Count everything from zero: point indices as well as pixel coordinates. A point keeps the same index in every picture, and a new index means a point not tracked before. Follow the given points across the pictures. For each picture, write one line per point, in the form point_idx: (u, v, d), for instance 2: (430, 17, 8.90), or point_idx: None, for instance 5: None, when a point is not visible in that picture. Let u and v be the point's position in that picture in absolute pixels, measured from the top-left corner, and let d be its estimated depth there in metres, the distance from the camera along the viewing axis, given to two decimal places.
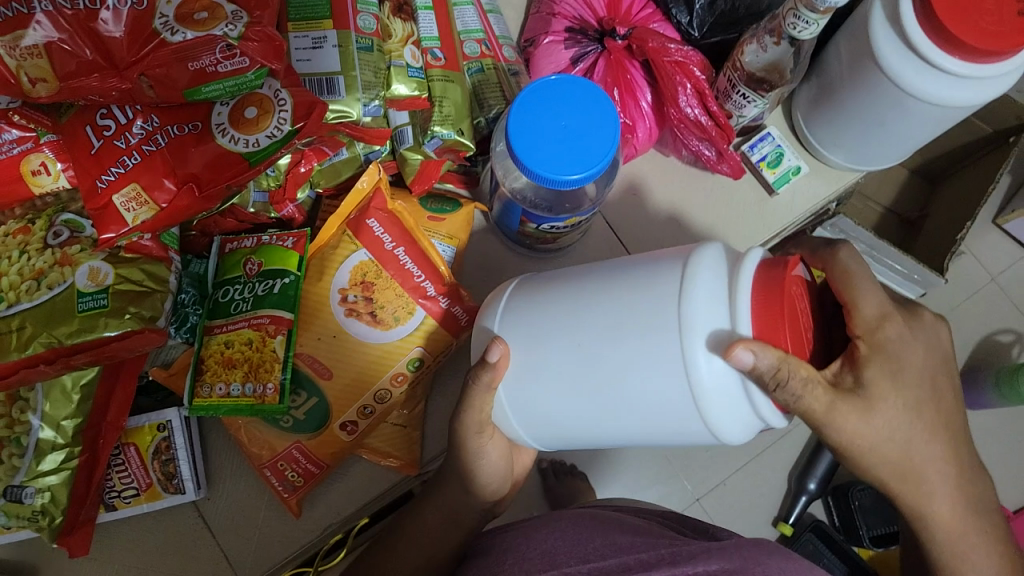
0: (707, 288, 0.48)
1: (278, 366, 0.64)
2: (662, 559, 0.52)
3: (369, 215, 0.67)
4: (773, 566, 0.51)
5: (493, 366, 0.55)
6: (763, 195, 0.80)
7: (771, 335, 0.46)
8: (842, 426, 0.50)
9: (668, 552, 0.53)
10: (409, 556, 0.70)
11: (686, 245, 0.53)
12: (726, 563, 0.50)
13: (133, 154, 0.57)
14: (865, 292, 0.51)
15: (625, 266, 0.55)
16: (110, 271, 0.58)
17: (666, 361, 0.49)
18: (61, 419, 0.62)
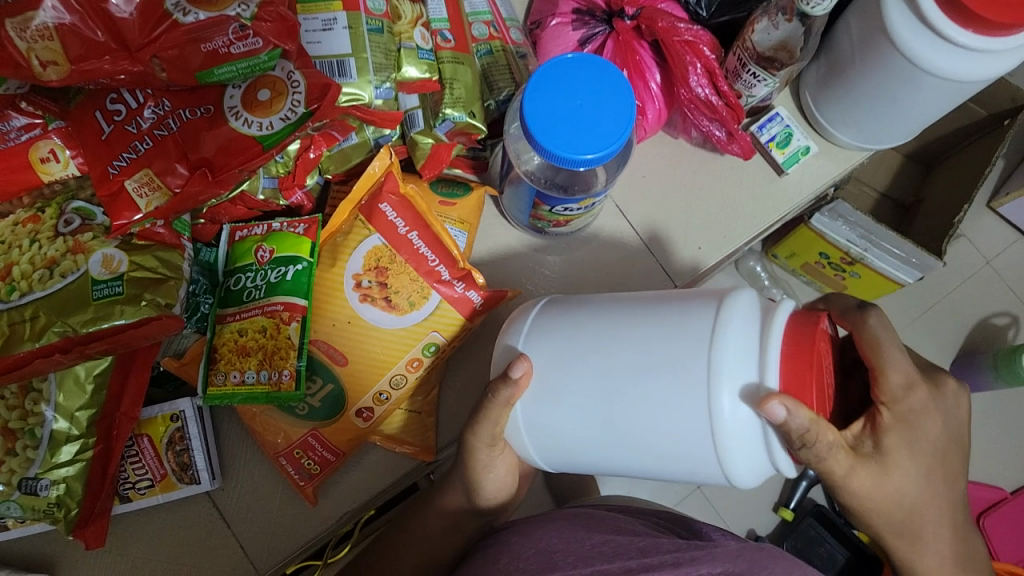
0: (738, 336, 0.48)
1: (293, 353, 0.63)
2: (664, 561, 0.52)
3: (381, 200, 0.66)
4: (777, 570, 0.52)
5: (514, 383, 0.54)
6: (772, 176, 0.80)
7: (800, 391, 0.45)
8: (855, 488, 0.51)
9: (671, 554, 0.53)
10: (407, 555, 0.69)
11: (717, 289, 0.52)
12: (730, 566, 0.52)
13: (144, 139, 0.56)
14: (892, 360, 0.50)
15: (650, 307, 0.54)
16: (124, 258, 0.58)
17: (690, 406, 0.49)
18: (75, 410, 0.61)
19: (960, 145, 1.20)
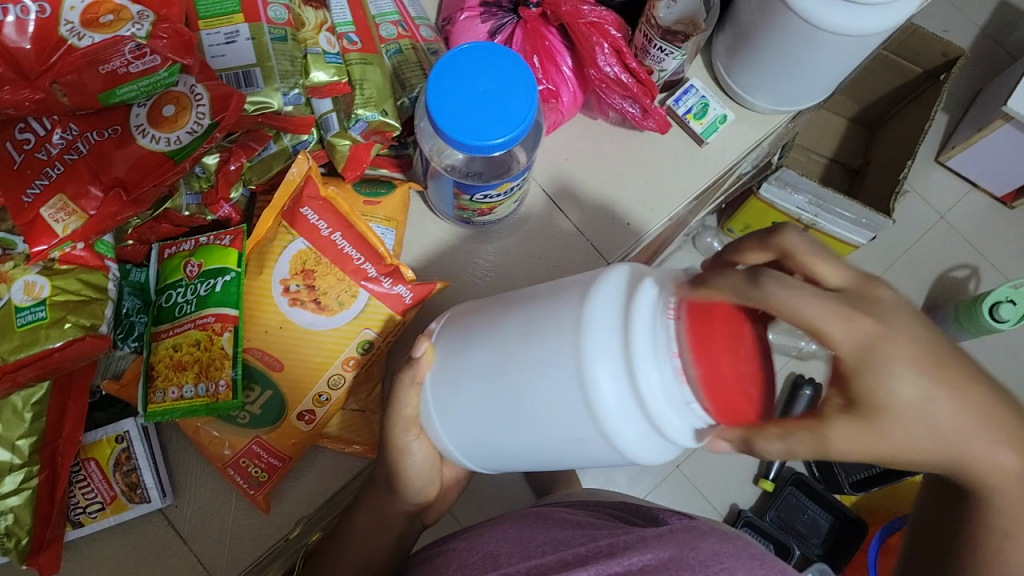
0: (602, 320, 0.47)
1: (229, 363, 0.64)
2: (599, 552, 0.51)
3: (303, 204, 0.68)
4: (705, 549, 0.50)
5: (417, 361, 0.58)
6: (693, 147, 0.81)
7: (704, 358, 0.41)
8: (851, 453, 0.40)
9: (606, 543, 0.52)
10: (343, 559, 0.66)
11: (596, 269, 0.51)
12: (661, 552, 0.49)
13: (55, 165, 0.56)
14: (821, 268, 0.42)
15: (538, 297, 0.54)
16: (45, 283, 0.58)
17: (564, 383, 0.49)
18: (16, 439, 0.62)
19: (899, 105, 1.22)
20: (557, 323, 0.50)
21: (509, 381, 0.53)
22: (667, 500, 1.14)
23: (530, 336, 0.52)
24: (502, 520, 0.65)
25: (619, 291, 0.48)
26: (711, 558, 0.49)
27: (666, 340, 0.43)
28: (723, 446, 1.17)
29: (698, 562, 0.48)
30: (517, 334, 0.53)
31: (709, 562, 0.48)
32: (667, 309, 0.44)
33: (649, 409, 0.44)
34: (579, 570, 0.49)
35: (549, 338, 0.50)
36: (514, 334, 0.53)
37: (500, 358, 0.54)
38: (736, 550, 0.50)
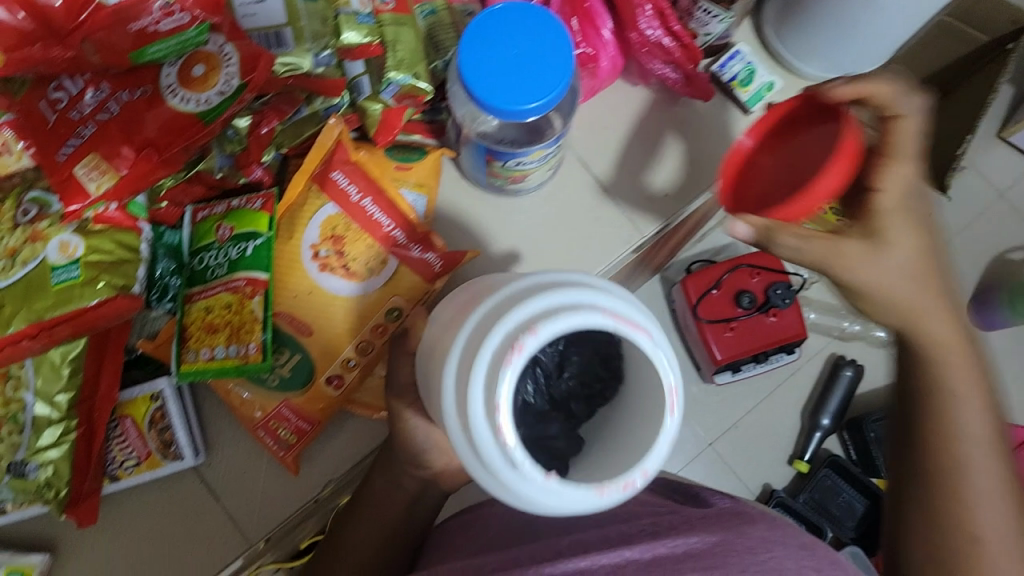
0: (488, 378, 0.40)
1: (258, 326, 0.64)
2: (642, 531, 0.51)
3: (333, 168, 0.68)
4: (755, 536, 0.50)
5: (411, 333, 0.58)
6: (738, 116, 0.78)
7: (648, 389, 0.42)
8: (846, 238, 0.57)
9: (648, 522, 0.52)
10: (368, 538, 0.64)
11: (500, 308, 0.43)
12: (708, 536, 0.49)
13: (87, 124, 0.57)
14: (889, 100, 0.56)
15: (452, 334, 0.46)
16: (79, 243, 0.59)
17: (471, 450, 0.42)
18: (55, 394, 0.63)
19: None
20: (449, 330, 0.47)
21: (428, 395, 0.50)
22: (699, 476, 1.12)
23: (439, 337, 0.48)
24: None
25: (510, 337, 0.41)
26: (759, 546, 0.49)
27: (499, 390, 0.39)
28: (759, 424, 1.15)
29: (746, 549, 0.48)
30: (437, 332, 0.49)
31: (758, 549, 0.49)
32: (509, 351, 0.40)
33: (499, 476, 0.40)
34: (622, 549, 0.49)
35: (439, 349, 0.47)
36: (434, 335, 0.49)
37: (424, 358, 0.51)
38: (785, 537, 0.50)
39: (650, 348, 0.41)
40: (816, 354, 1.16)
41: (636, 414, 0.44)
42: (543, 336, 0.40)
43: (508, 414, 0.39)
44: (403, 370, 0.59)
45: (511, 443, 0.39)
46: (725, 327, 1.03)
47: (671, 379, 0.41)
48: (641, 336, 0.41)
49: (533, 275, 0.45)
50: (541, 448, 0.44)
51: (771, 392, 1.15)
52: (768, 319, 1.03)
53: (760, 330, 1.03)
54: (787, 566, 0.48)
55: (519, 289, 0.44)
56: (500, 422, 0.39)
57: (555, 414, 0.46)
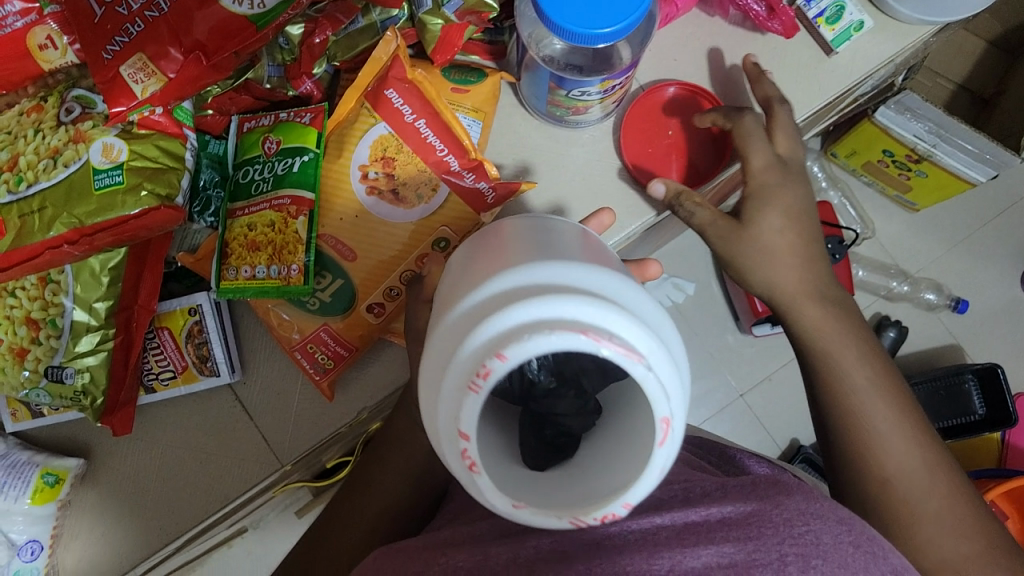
0: (451, 398, 0.37)
1: (301, 247, 0.62)
2: (674, 498, 0.49)
3: (388, 85, 0.64)
4: (792, 508, 0.46)
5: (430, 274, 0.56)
6: (819, 56, 0.73)
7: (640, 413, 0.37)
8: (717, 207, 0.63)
9: (680, 488, 0.50)
10: (394, 469, 0.62)
11: (475, 316, 0.38)
12: (743, 506, 0.46)
13: (136, 21, 0.53)
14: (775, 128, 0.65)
15: (438, 316, 0.43)
16: (123, 147, 0.57)
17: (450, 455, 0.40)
18: (93, 301, 0.62)
19: None
20: (445, 306, 0.43)
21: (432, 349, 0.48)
22: (730, 428, 1.10)
23: (442, 302, 0.45)
24: None
25: (475, 352, 0.37)
26: (796, 519, 0.44)
27: (463, 416, 0.36)
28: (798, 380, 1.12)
29: (782, 521, 0.44)
30: (444, 293, 0.46)
31: (795, 523, 0.44)
32: (475, 375, 0.36)
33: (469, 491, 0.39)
34: (651, 516, 0.45)
35: (435, 323, 0.44)
36: (448, 289, 0.46)
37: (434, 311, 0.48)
38: (823, 510, 0.46)
39: (646, 376, 0.36)
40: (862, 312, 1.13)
41: (636, 431, 0.39)
42: (512, 362, 0.35)
43: (472, 441, 0.36)
44: (424, 314, 0.57)
45: (477, 470, 0.37)
46: None
47: (666, 410, 0.36)
48: (631, 364, 0.35)
49: (527, 269, 0.39)
50: (548, 422, 0.43)
51: None
52: None
53: None
54: (826, 543, 0.43)
55: (507, 289, 0.39)
56: (466, 450, 0.37)
57: (564, 390, 0.43)
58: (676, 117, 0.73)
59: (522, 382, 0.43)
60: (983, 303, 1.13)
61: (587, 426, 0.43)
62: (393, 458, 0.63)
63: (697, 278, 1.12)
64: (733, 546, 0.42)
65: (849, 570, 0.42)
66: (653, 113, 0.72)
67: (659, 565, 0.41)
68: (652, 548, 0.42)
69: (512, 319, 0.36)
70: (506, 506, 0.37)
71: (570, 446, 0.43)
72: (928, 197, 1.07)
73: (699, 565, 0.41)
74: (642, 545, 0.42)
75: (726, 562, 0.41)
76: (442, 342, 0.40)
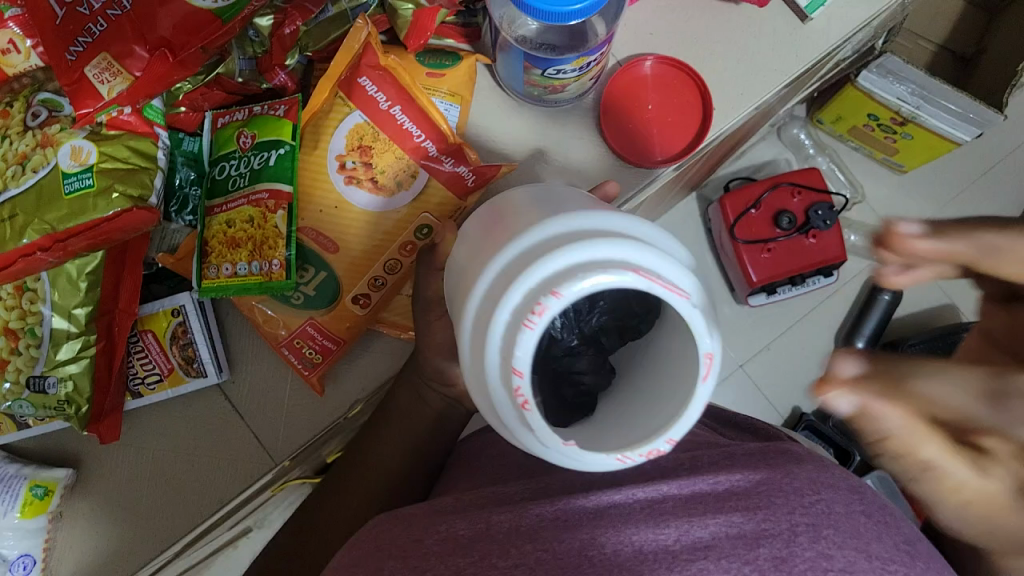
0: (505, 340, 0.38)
1: (281, 242, 0.61)
2: (680, 465, 0.48)
3: (361, 73, 0.63)
4: (803, 477, 0.45)
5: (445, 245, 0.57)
6: (795, 24, 0.72)
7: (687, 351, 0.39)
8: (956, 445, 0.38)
9: (687, 455, 0.49)
10: (389, 456, 0.63)
11: (522, 265, 0.40)
12: (753, 474, 0.45)
13: (98, 21, 0.52)
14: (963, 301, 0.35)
15: (472, 276, 0.44)
16: (92, 149, 0.55)
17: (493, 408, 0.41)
18: (72, 307, 0.61)
19: None
20: (477, 262, 0.44)
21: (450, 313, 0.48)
22: (728, 399, 1.11)
23: (467, 261, 0.46)
24: None
25: (530, 292, 0.38)
26: (806, 488, 0.44)
27: (519, 354, 0.37)
28: (794, 348, 1.12)
29: (792, 490, 0.44)
30: (465, 260, 0.47)
31: (805, 492, 0.44)
32: (530, 312, 0.37)
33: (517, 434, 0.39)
34: (658, 483, 0.45)
35: (466, 281, 0.44)
36: (465, 259, 0.47)
37: (453, 273, 0.48)
38: (835, 482, 0.45)
39: (692, 312, 0.38)
40: (856, 277, 1.12)
41: (672, 372, 0.41)
42: (567, 299, 0.37)
43: (526, 378, 0.37)
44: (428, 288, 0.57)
45: (529, 408, 0.38)
46: (763, 247, 0.98)
47: (711, 346, 0.38)
48: (677, 300, 0.37)
49: (566, 217, 0.41)
50: (566, 380, 0.46)
51: (805, 315, 1.12)
52: (806, 241, 0.98)
53: (801, 251, 0.98)
54: (835, 511, 0.43)
55: (547, 238, 0.40)
56: (517, 388, 0.37)
57: (585, 349, 0.47)
58: (658, 91, 0.72)
59: (544, 339, 0.46)
60: None
61: (603, 384, 0.47)
62: (393, 444, 0.63)
63: (690, 253, 1.12)
64: (743, 515, 0.41)
65: (861, 539, 0.42)
66: (637, 91, 0.72)
67: (665, 536, 0.41)
68: (658, 518, 0.42)
69: (562, 263, 0.38)
70: (556, 443, 0.37)
71: (588, 403, 0.46)
72: (915, 158, 1.06)
73: (707, 535, 0.40)
74: (649, 514, 0.42)
75: (735, 532, 0.40)
76: (484, 290, 0.41)
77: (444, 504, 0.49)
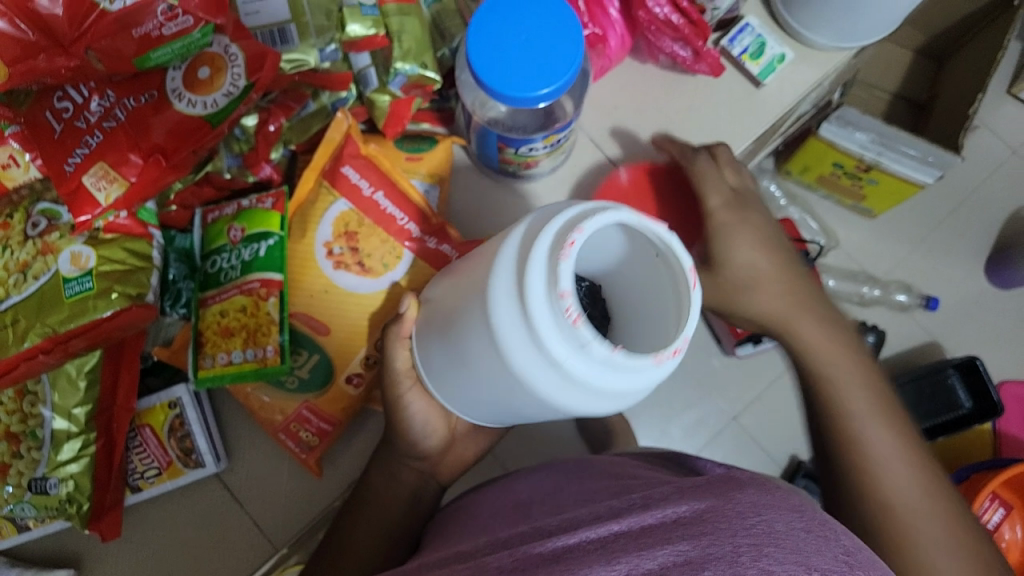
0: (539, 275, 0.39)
1: (275, 328, 0.63)
2: (632, 505, 0.48)
3: (343, 162, 0.67)
4: (746, 502, 0.45)
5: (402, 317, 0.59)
6: (750, 89, 0.77)
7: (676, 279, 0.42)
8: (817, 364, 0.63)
9: (639, 497, 0.49)
10: (373, 532, 0.64)
11: (528, 228, 0.42)
12: (697, 504, 0.45)
13: (94, 133, 0.55)
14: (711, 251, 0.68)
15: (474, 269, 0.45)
16: (91, 254, 0.58)
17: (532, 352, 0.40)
18: (72, 407, 0.62)
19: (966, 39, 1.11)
20: (477, 274, 0.46)
21: (455, 343, 0.49)
22: (722, 453, 1.05)
23: (458, 296, 0.48)
24: (553, 467, 0.65)
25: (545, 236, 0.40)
26: (749, 510, 0.43)
27: (556, 278, 0.38)
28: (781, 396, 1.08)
29: (735, 513, 0.43)
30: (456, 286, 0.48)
31: (748, 515, 0.43)
32: (561, 245, 0.39)
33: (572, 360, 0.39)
34: (611, 524, 0.45)
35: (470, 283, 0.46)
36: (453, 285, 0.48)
37: (449, 312, 0.50)
38: (776, 501, 0.45)
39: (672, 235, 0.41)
40: None
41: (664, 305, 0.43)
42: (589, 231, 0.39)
43: (573, 298, 0.38)
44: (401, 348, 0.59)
45: (580, 324, 0.38)
46: None
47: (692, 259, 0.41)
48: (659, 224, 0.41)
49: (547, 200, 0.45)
50: None
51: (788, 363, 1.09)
52: None
53: None
54: (778, 530, 0.42)
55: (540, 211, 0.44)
56: (567, 304, 0.38)
57: None
58: (634, 197, 0.74)
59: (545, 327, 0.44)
60: (946, 299, 1.16)
61: None
62: (378, 520, 0.64)
63: None
64: (689, 543, 0.41)
65: (801, 553, 0.41)
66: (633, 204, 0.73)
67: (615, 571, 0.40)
68: (611, 555, 0.42)
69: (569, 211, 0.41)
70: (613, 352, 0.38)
71: None
72: (886, 202, 1.09)
73: (655, 566, 0.40)
74: (601, 553, 0.42)
75: (681, 560, 0.40)
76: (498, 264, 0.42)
77: (431, 562, 0.52)
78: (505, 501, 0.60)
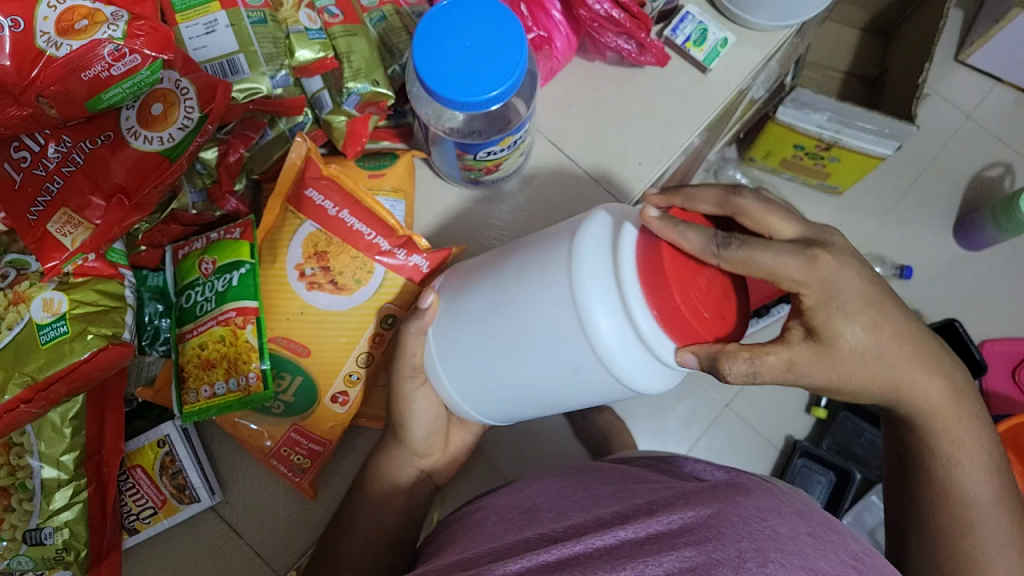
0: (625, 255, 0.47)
1: (255, 355, 0.64)
2: (639, 510, 0.49)
3: (307, 185, 0.67)
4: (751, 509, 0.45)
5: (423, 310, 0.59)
6: (697, 76, 0.79)
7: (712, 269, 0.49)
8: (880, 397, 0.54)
9: (646, 504, 0.49)
10: None
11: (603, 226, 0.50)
12: (702, 510, 0.45)
13: (55, 179, 0.56)
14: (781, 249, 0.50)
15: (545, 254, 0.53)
16: (63, 298, 0.58)
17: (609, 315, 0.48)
18: (59, 455, 0.62)
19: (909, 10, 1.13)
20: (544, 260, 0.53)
21: (508, 323, 0.55)
22: (718, 441, 1.02)
23: (517, 280, 0.55)
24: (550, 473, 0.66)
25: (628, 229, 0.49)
26: (753, 516, 0.44)
27: None
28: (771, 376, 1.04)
29: (740, 519, 0.44)
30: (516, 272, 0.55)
31: (753, 520, 0.44)
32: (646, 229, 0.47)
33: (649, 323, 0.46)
34: (616, 531, 0.46)
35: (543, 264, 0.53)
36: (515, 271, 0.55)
37: (497, 303, 0.56)
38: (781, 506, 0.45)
39: None
40: None
41: None
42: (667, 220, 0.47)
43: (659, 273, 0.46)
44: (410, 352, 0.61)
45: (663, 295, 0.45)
46: None
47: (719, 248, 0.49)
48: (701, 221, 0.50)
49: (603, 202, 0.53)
50: None
51: None
52: None
53: None
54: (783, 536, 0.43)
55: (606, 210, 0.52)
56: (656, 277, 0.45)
57: None
58: None
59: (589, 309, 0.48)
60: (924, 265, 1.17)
61: None
62: None
63: None
64: (693, 548, 0.42)
65: (806, 558, 0.42)
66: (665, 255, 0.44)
67: None
68: (617, 560, 0.43)
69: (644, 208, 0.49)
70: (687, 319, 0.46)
71: None
72: (845, 179, 1.10)
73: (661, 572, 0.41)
74: (609, 559, 0.43)
75: (688, 565, 0.41)
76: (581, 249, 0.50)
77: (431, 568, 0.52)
78: (503, 507, 0.60)
